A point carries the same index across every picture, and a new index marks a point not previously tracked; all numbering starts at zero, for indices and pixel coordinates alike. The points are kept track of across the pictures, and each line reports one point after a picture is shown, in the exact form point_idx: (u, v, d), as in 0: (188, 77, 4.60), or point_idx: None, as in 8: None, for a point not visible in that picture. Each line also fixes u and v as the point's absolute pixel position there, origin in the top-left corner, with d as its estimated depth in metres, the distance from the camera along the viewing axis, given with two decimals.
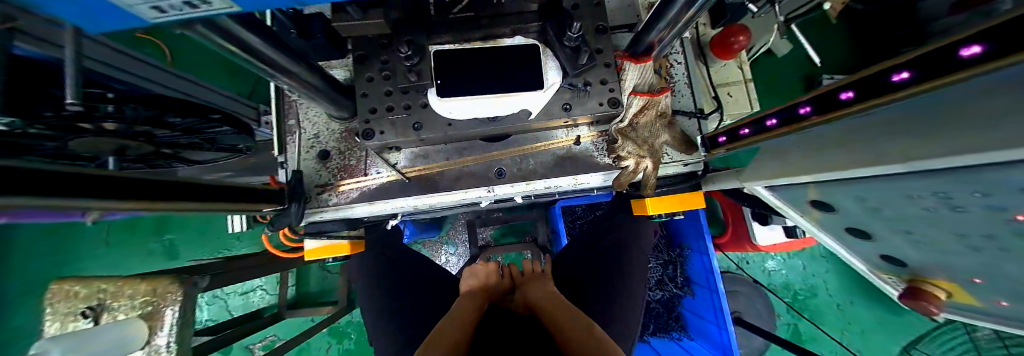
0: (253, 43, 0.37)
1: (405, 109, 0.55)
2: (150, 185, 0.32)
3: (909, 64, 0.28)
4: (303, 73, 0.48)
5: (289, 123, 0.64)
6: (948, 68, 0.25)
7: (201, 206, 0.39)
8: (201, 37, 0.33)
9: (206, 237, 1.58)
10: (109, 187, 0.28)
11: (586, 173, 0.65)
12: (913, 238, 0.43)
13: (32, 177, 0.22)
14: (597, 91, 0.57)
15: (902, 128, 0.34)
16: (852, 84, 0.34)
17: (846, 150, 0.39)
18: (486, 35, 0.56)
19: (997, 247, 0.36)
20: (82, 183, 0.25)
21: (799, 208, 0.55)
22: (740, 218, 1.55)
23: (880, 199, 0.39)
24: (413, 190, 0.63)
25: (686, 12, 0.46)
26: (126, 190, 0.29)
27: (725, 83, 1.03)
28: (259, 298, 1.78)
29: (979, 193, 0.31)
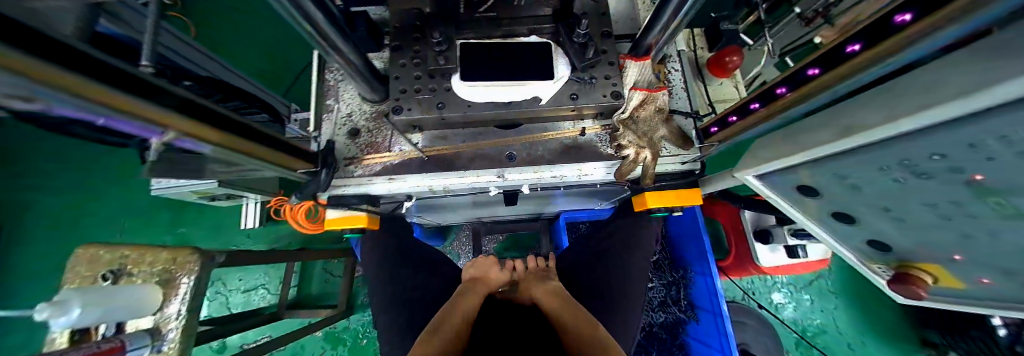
0: (313, 15, 0.46)
1: (431, 91, 0.63)
2: (219, 118, 0.41)
3: (860, 38, 0.34)
4: (351, 52, 0.57)
5: (327, 103, 0.72)
6: (890, 35, 0.31)
7: (262, 148, 0.48)
8: (280, 7, 0.43)
9: (218, 231, 1.61)
10: (189, 109, 0.36)
11: (590, 162, 0.71)
12: (893, 217, 0.45)
13: (130, 81, 0.30)
14: (601, 84, 0.64)
15: (868, 101, 0.38)
16: (817, 62, 0.40)
17: (824, 127, 0.43)
18: (505, 33, 0.65)
19: (966, 215, 0.38)
20: (170, 100, 0.34)
21: (790, 199, 0.58)
22: (742, 240, 1.55)
23: (853, 174, 0.44)
24: (430, 168, 0.69)
25: (675, 18, 0.55)
26: (202, 116, 0.38)
27: (724, 100, 1.09)
28: (260, 297, 1.81)
29: (937, 156, 0.34)
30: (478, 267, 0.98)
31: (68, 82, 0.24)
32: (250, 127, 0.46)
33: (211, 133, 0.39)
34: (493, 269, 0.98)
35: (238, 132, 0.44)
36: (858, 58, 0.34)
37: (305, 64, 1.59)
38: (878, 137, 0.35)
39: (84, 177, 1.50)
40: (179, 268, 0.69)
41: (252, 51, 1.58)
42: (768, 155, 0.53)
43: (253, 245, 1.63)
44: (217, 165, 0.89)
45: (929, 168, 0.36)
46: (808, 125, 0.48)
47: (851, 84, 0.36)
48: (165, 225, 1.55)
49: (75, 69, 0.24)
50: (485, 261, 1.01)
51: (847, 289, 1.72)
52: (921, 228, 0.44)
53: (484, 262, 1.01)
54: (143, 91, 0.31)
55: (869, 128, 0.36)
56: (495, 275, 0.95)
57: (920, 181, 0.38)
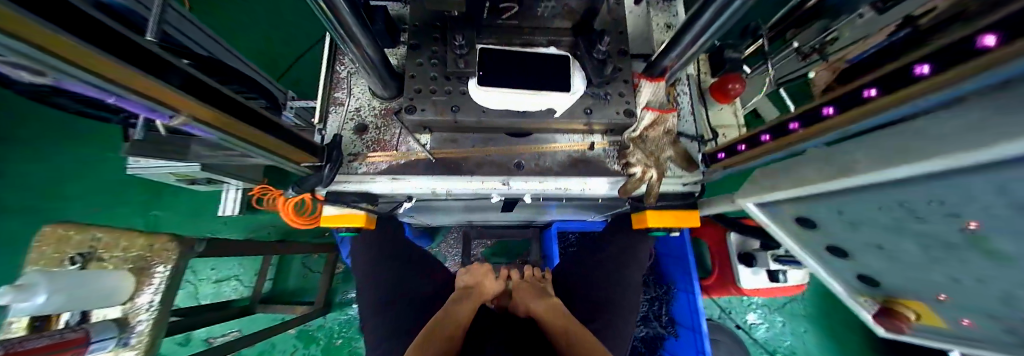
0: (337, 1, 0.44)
1: (446, 93, 0.62)
2: (219, 99, 0.38)
3: (875, 83, 0.37)
4: (367, 45, 0.55)
5: (335, 95, 0.70)
6: (908, 82, 0.33)
7: (261, 136, 0.45)
8: None
9: (193, 216, 1.53)
10: (190, 87, 0.33)
11: (595, 177, 0.72)
12: (885, 254, 0.47)
13: (131, 51, 0.27)
14: (616, 101, 0.65)
15: (872, 144, 0.40)
16: (832, 102, 0.42)
17: (829, 164, 0.45)
18: (524, 43, 0.65)
19: (954, 259, 0.40)
20: (171, 76, 0.31)
21: (785, 227, 0.60)
22: (726, 262, 1.58)
23: (853, 211, 0.45)
24: (436, 170, 0.67)
25: (693, 46, 0.56)
26: (204, 96, 0.35)
27: (722, 125, 1.13)
28: (231, 288, 1.70)
29: (935, 201, 0.35)
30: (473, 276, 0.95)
31: (71, 49, 0.22)
32: (252, 112, 0.44)
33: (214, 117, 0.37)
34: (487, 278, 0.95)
35: (243, 116, 0.42)
36: (876, 102, 0.36)
37: (306, 48, 1.55)
38: (882, 178, 0.37)
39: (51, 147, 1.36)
40: (156, 255, 0.61)
41: (250, 30, 1.52)
42: (770, 185, 0.55)
43: (229, 233, 1.55)
44: (202, 149, 0.84)
45: (926, 212, 0.37)
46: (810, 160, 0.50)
47: (862, 124, 0.39)
48: (136, 206, 1.46)
49: (87, 36, 0.23)
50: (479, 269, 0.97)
51: (816, 314, 1.80)
52: (910, 267, 0.46)
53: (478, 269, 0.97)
54: (151, 65, 0.29)
55: (872, 169, 0.38)
56: (491, 286, 0.93)
57: (917, 223, 0.40)
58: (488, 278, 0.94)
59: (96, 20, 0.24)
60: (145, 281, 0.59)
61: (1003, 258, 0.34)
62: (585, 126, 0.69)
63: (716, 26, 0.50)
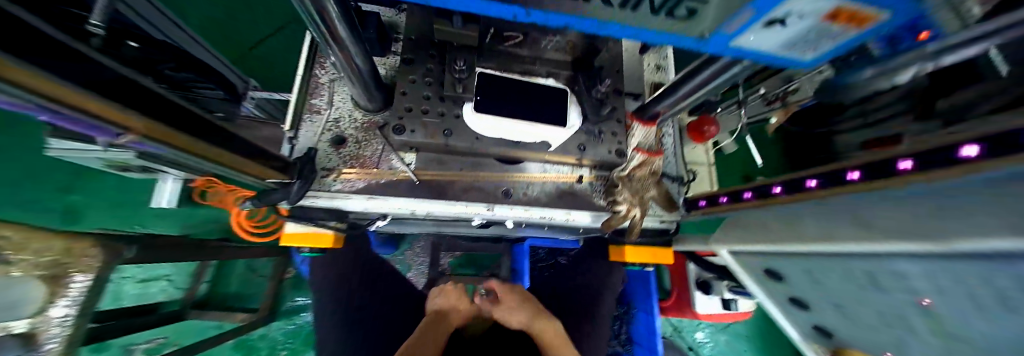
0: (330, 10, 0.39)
1: (439, 115, 0.59)
2: (179, 114, 0.31)
3: (856, 167, 0.40)
4: (357, 55, 0.51)
5: (312, 102, 0.64)
6: (886, 174, 0.37)
7: (219, 153, 0.38)
8: None
9: (116, 207, 1.30)
10: (144, 102, 0.27)
11: (578, 210, 0.72)
12: (842, 311, 0.53)
13: (75, 62, 0.21)
14: (608, 139, 0.66)
15: (844, 218, 0.45)
16: (818, 175, 0.46)
17: (803, 228, 0.51)
18: (523, 71, 0.63)
19: (904, 325, 0.45)
20: (122, 89, 0.24)
21: (754, 276, 0.66)
22: (685, 285, 1.68)
23: (820, 270, 0.50)
24: (420, 193, 0.63)
25: (683, 99, 0.59)
26: (160, 112, 0.28)
27: (693, 162, 1.21)
28: (158, 289, 1.45)
29: (900, 276, 0.40)
30: (444, 296, 0.88)
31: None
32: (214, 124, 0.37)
33: (175, 136, 0.31)
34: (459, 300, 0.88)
35: (211, 133, 0.36)
36: (859, 185, 0.39)
37: (273, 31, 1.40)
38: (863, 250, 0.42)
39: None
40: (76, 262, 0.46)
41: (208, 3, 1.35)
42: (749, 238, 0.60)
43: (162, 229, 1.33)
44: None
45: (888, 283, 0.43)
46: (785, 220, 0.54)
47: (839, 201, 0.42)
48: (52, 189, 1.23)
49: (41, 60, 0.18)
50: (453, 289, 0.90)
51: (756, 335, 1.96)
52: (861, 324, 0.51)
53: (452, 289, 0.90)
54: (111, 85, 0.23)
55: (850, 241, 0.44)
56: (462, 310, 0.87)
57: (877, 291, 0.45)
58: (463, 300, 0.88)
59: (52, 38, 0.19)
60: (59, 292, 0.44)
61: (947, 329, 0.40)
62: (576, 160, 0.69)
63: (710, 86, 0.52)
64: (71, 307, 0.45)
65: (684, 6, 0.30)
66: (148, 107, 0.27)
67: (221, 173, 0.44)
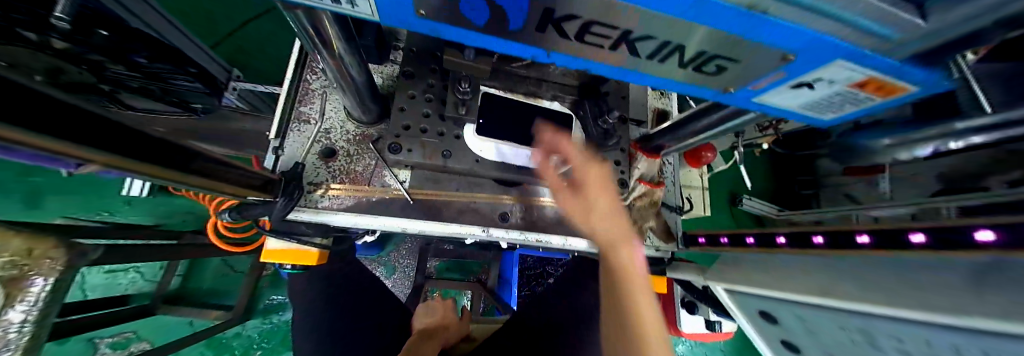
0: (323, 14, 0.35)
1: (438, 135, 0.56)
2: (146, 142, 0.27)
3: (870, 232, 0.43)
4: (353, 67, 0.48)
5: (301, 109, 0.60)
6: (901, 245, 0.39)
7: (186, 179, 0.33)
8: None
9: (78, 195, 1.21)
10: (104, 135, 0.23)
11: (576, 236, 0.69)
12: None
13: (29, 103, 0.17)
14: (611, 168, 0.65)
15: (845, 273, 0.42)
16: (826, 232, 0.49)
17: (802, 275, 0.48)
18: (529, 92, 0.62)
19: None
20: (77, 124, 0.21)
21: (745, 311, 0.64)
22: (670, 302, 1.68)
23: (812, 320, 0.47)
24: (414, 213, 0.60)
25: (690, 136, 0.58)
26: (120, 143, 0.24)
27: (687, 184, 1.20)
28: (126, 281, 1.36)
29: (897, 339, 0.37)
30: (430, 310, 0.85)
31: None
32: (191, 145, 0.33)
33: (149, 164, 0.28)
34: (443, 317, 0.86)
35: (185, 159, 0.32)
36: (871, 248, 0.42)
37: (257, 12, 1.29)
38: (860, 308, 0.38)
39: None
40: (34, 265, 0.38)
41: None
42: (744, 278, 0.58)
43: (134, 219, 1.24)
44: None
45: (885, 344, 0.39)
46: (787, 268, 0.51)
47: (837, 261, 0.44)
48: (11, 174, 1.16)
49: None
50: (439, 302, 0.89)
51: (733, 351, 1.99)
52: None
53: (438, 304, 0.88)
54: (72, 120, 0.20)
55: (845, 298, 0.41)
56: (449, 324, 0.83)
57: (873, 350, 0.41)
58: (450, 315, 0.86)
59: (15, 80, 0.16)
60: (17, 295, 0.37)
61: None
62: None
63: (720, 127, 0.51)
64: (29, 313, 0.38)
65: (714, 63, 0.29)
66: (106, 142, 0.23)
67: (214, 195, 0.40)
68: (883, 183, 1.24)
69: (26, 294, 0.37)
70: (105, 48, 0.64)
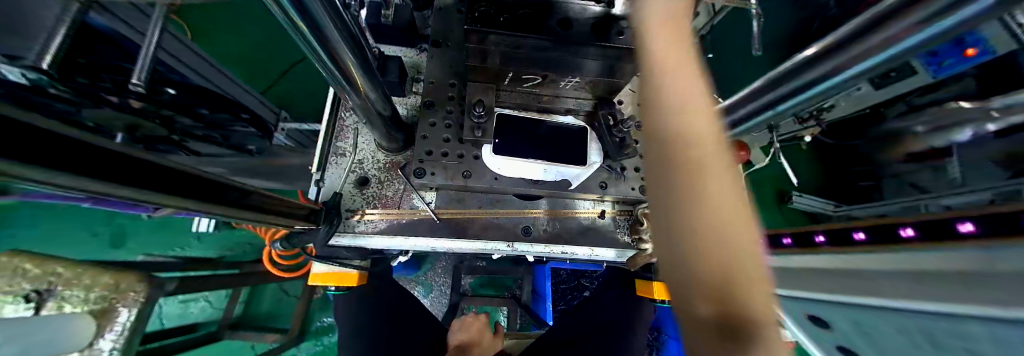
0: (348, 62, 0.41)
1: (458, 157, 0.60)
2: (205, 184, 0.32)
3: (911, 224, 0.37)
4: (378, 101, 0.53)
5: (338, 144, 0.67)
6: (947, 236, 0.33)
7: (244, 214, 0.39)
8: (307, 46, 0.36)
9: (157, 231, 1.38)
10: (169, 181, 0.27)
11: (603, 246, 0.68)
12: None
13: (97, 157, 0.21)
14: (631, 176, 0.65)
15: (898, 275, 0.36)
16: (864, 228, 0.42)
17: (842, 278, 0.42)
18: (543, 109, 0.65)
19: None
20: (146, 173, 0.25)
21: (795, 319, 0.58)
22: None
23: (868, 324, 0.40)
24: (441, 232, 0.64)
25: None
26: (183, 187, 0.29)
27: None
28: (198, 310, 1.53)
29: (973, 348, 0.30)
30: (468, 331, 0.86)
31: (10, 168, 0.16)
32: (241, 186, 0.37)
33: (213, 202, 0.33)
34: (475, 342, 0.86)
35: (237, 196, 0.37)
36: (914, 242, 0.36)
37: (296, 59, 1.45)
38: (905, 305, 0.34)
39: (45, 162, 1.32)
40: (120, 296, 0.62)
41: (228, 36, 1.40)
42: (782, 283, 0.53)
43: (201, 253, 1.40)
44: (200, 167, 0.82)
45: None
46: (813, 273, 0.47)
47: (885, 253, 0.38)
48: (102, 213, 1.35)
49: (85, 171, 0.20)
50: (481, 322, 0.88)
51: None
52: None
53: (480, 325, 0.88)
54: (139, 171, 0.24)
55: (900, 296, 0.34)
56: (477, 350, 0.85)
57: None
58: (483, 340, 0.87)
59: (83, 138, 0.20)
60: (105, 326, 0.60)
61: None
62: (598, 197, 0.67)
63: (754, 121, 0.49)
64: (114, 341, 0.61)
65: None
66: (169, 186, 0.27)
67: (283, 226, 0.47)
68: None
69: (113, 323, 0.61)
70: (174, 104, 0.79)
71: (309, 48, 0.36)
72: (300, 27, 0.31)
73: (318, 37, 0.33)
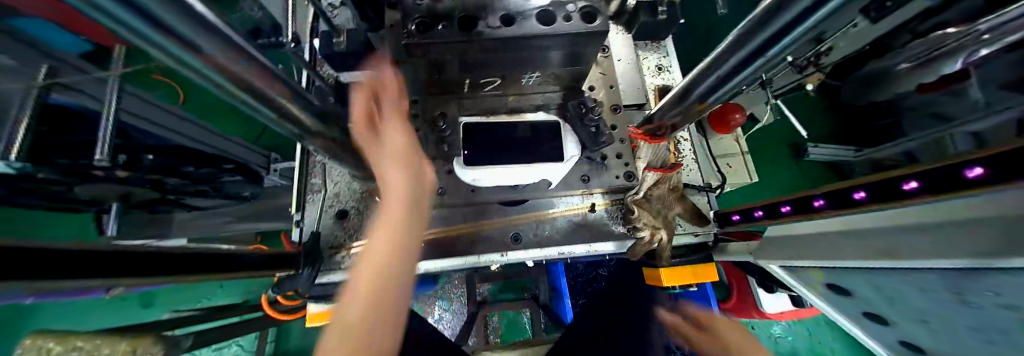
0: (295, 113, 0.40)
1: (431, 174, 0.57)
2: (151, 258, 0.32)
3: (916, 176, 0.30)
4: (338, 137, 0.51)
5: (313, 181, 0.67)
6: (955, 185, 0.27)
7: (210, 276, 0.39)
8: (241, 105, 0.35)
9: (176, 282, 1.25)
10: (112, 264, 0.28)
11: (601, 241, 0.65)
12: (930, 329, 0.43)
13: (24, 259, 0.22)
14: (614, 164, 0.60)
15: (930, 231, 0.33)
16: (864, 185, 0.36)
17: (858, 241, 0.41)
18: (511, 109, 0.61)
19: (1003, 343, 0.36)
20: (83, 262, 0.25)
21: (813, 289, 0.57)
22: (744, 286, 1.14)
23: (894, 289, 0.41)
24: (429, 253, 0.63)
25: (709, 94, 0.49)
26: (128, 266, 0.29)
27: (724, 154, 1.05)
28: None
29: (989, 293, 0.31)
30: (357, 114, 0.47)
31: None
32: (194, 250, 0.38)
33: (167, 274, 0.33)
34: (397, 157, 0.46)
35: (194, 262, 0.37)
36: (914, 199, 0.31)
37: None
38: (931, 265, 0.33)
39: None
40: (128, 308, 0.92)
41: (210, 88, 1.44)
42: (795, 252, 0.51)
43: (225, 299, 1.26)
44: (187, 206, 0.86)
45: (978, 300, 0.33)
46: (832, 237, 0.45)
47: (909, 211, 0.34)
48: None
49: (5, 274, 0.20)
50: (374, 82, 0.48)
51: None
52: (956, 345, 0.42)
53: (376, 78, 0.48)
54: (76, 262, 0.25)
55: (915, 255, 0.34)
56: (396, 200, 0.45)
57: (967, 310, 0.36)
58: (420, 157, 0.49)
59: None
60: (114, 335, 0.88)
61: None
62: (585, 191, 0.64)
63: (729, 85, 0.46)
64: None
65: None
66: (114, 269, 0.28)
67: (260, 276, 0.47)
68: (974, 89, 0.99)
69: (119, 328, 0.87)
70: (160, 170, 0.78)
71: (246, 106, 0.35)
72: (226, 89, 0.30)
73: (250, 93, 0.32)
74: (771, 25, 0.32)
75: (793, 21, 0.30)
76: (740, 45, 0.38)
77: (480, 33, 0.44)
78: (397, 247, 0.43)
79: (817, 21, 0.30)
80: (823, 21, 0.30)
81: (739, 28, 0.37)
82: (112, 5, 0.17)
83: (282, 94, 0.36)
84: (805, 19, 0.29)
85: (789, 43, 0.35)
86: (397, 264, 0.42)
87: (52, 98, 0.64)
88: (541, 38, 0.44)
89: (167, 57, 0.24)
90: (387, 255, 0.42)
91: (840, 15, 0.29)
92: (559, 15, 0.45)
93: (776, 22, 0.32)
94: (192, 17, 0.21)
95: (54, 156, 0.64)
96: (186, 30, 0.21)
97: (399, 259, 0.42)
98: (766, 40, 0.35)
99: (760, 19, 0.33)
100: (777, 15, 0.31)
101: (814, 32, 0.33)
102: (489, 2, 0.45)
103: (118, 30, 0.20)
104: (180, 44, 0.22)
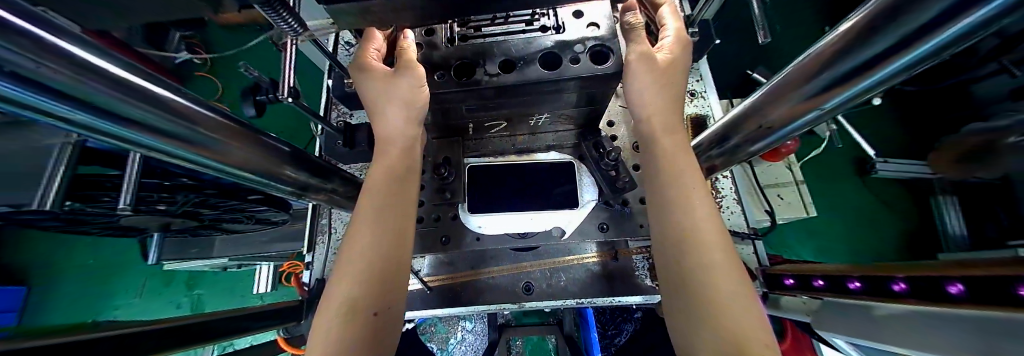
0: (288, 174, 0.39)
1: (434, 220, 0.52)
2: (187, 330, 0.32)
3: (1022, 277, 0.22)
4: (338, 188, 0.50)
5: (322, 222, 0.66)
6: None
7: (240, 336, 0.40)
8: (233, 175, 0.35)
9: (223, 291, 1.41)
10: (148, 343, 0.27)
11: (625, 295, 0.57)
12: None
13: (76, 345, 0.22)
14: (636, 210, 0.52)
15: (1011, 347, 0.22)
16: (961, 276, 0.27)
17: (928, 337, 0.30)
18: (520, 150, 0.57)
19: None
20: (125, 345, 0.25)
21: None
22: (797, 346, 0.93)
23: None
24: (433, 302, 0.59)
25: (751, 143, 0.43)
26: (165, 337, 0.29)
27: (774, 183, 0.91)
28: None
29: None
30: (364, 92, 0.43)
31: None
32: (222, 317, 0.38)
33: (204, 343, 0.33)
34: (400, 142, 0.43)
35: (225, 328, 0.37)
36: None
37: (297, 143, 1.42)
38: None
39: (114, 255, 1.44)
40: None
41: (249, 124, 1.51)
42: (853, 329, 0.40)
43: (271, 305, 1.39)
44: (212, 215, 0.86)
45: None
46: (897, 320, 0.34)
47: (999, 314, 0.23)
48: (181, 284, 1.42)
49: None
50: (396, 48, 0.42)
51: None
52: None
53: (379, 50, 0.44)
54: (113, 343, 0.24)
55: None
56: (386, 189, 0.40)
57: None
58: (418, 155, 0.44)
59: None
60: None
61: None
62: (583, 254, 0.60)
63: (773, 137, 0.39)
64: None
65: None
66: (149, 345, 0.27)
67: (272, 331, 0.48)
68: None
69: None
70: (192, 203, 0.77)
71: (236, 176, 0.35)
72: (209, 165, 0.31)
73: (235, 167, 0.33)
74: (832, 71, 0.26)
75: (862, 66, 0.24)
76: (790, 86, 0.31)
77: (479, 81, 0.41)
78: (385, 243, 0.37)
79: (890, 73, 0.23)
80: (900, 74, 0.24)
81: (795, 64, 0.30)
82: (40, 99, 0.17)
83: (273, 161, 0.36)
84: (880, 68, 0.23)
85: (853, 94, 0.28)
86: (388, 265, 0.37)
87: (91, 144, 0.57)
88: (544, 84, 0.40)
89: (134, 144, 0.25)
90: (376, 251, 0.37)
91: (925, 67, 0.23)
92: (566, 58, 0.41)
93: (836, 67, 0.26)
94: (150, 103, 0.22)
95: (97, 197, 0.65)
96: (150, 117, 0.22)
97: (389, 258, 0.37)
98: (823, 85, 0.28)
99: (820, 59, 0.27)
100: (841, 58, 0.25)
101: (887, 85, 0.26)
102: (490, 48, 0.43)
103: (72, 123, 0.20)
104: (143, 129, 0.23)
